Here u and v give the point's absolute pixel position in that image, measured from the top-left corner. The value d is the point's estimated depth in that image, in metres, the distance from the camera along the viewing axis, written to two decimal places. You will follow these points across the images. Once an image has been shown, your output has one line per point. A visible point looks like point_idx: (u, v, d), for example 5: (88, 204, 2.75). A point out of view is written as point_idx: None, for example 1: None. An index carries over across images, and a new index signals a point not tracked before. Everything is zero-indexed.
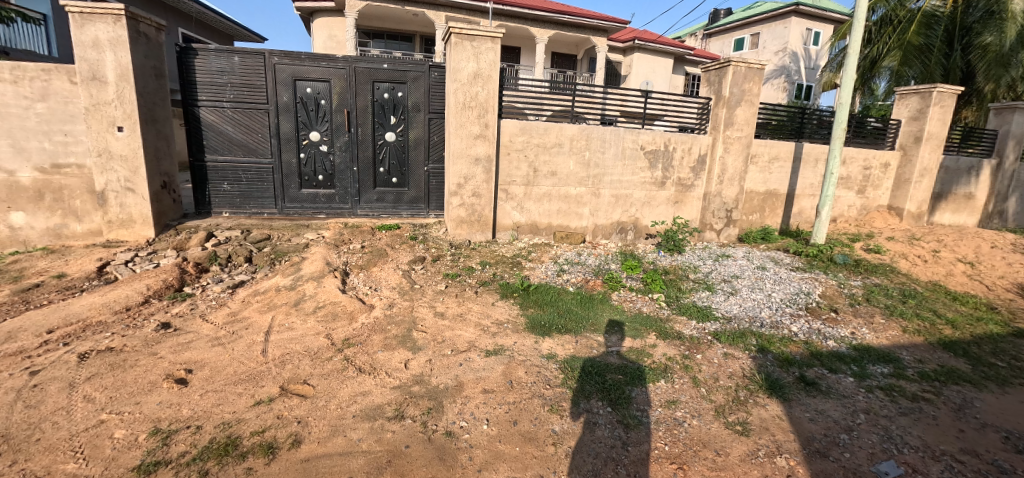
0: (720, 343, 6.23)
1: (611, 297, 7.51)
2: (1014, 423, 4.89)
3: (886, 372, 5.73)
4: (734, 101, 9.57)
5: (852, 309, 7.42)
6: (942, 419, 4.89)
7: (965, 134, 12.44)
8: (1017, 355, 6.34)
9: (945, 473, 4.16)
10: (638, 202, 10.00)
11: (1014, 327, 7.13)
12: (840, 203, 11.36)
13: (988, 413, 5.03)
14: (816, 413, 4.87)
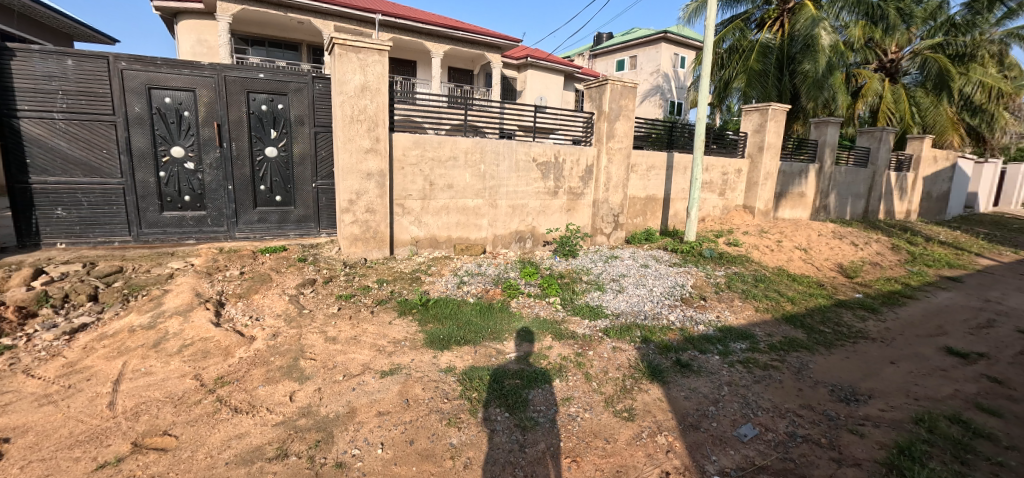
0: (608, 338, 5.25)
1: (509, 304, 6.02)
2: (842, 377, 4.58)
3: (743, 347, 5.15)
4: (614, 116, 8.22)
5: (713, 295, 6.61)
6: (786, 381, 4.48)
7: (798, 141, 11.19)
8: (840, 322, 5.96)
9: (792, 428, 3.76)
10: (533, 211, 8.27)
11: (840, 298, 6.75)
12: (706, 205, 9.96)
13: (820, 372, 4.67)
14: (689, 391, 4.25)
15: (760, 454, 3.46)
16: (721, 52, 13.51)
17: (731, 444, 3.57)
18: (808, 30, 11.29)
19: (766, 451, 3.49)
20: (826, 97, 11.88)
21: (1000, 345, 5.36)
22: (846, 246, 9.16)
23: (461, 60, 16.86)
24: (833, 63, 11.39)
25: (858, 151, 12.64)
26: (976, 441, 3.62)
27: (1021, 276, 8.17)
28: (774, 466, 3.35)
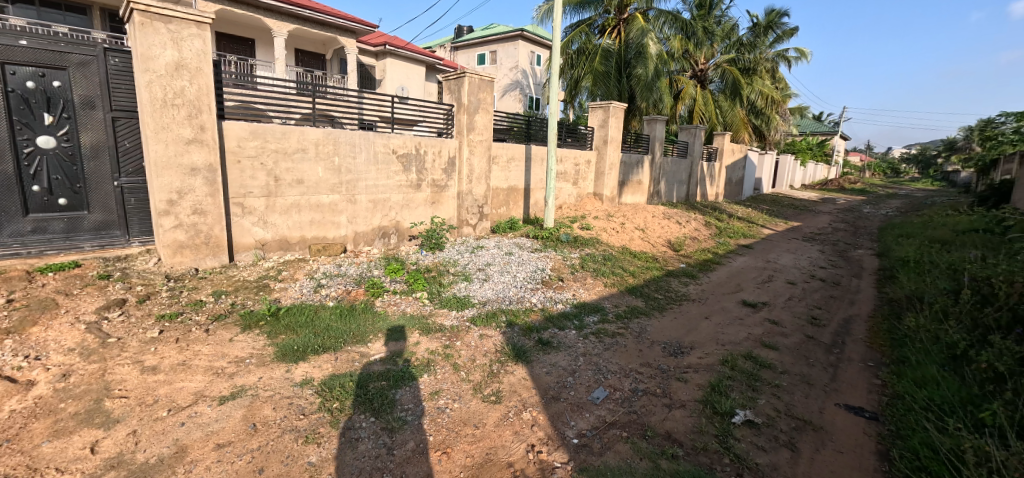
0: (476, 327, 4.71)
1: (373, 304, 5.07)
2: (679, 335, 4.64)
3: (595, 319, 5.00)
4: (474, 108, 7.52)
5: (569, 276, 6.24)
6: (630, 344, 4.43)
7: (636, 136, 10.97)
8: (670, 287, 6.05)
9: (638, 385, 3.72)
10: (397, 206, 7.08)
11: (672, 269, 6.77)
12: (561, 194, 9.24)
13: (657, 332, 4.72)
14: (551, 366, 3.99)
15: (610, 412, 3.35)
16: (569, 53, 13.06)
17: (587, 407, 3.41)
18: (639, 39, 11.72)
19: (616, 409, 3.38)
20: (656, 100, 12.35)
21: (782, 295, 5.59)
22: (686, 216, 9.93)
23: (313, 43, 14.33)
24: (660, 68, 11.95)
25: (679, 145, 12.66)
26: (761, 371, 3.85)
27: (791, 240, 8.81)
28: (622, 421, 3.25)
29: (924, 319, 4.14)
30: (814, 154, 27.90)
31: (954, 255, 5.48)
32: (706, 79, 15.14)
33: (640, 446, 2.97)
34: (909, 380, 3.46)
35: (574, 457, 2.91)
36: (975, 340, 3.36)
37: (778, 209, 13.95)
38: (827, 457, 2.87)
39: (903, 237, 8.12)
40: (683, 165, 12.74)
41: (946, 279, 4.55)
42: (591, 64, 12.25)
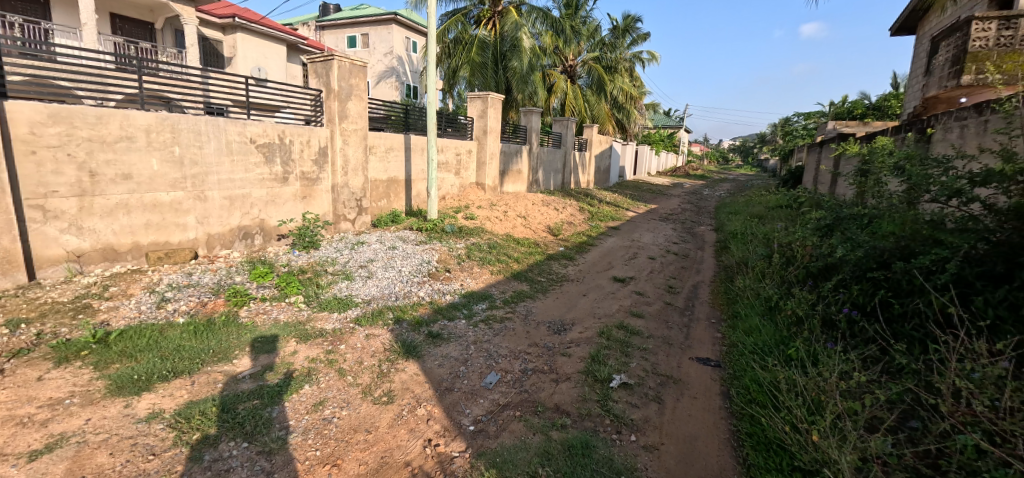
0: (361, 327, 4.54)
1: (236, 315, 4.54)
2: (560, 314, 5.03)
3: (484, 306, 5.20)
4: (346, 95, 7.12)
5: (456, 267, 6.37)
6: (518, 328, 4.67)
7: (513, 127, 11.39)
8: (550, 270, 6.50)
9: (527, 366, 3.91)
10: (260, 203, 6.39)
11: (552, 252, 7.28)
12: (443, 184, 9.24)
13: (542, 312, 5.07)
14: (443, 358, 4.00)
15: (503, 395, 3.47)
16: (446, 42, 12.98)
17: (480, 393, 3.49)
18: (513, 33, 12.11)
19: (509, 391, 3.52)
20: (531, 92, 12.92)
21: (645, 270, 6.36)
22: (561, 203, 10.62)
23: (137, 7, 12.30)
24: (533, 62, 12.48)
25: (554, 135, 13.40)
26: (631, 338, 4.35)
27: (650, 219, 10.04)
28: (514, 402, 3.38)
29: (748, 278, 5.03)
30: (665, 144, 31.47)
31: (766, 226, 6.73)
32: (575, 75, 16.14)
33: (533, 422, 3.13)
34: (740, 331, 4.15)
35: (471, 443, 2.97)
36: (783, 293, 4.14)
37: (638, 193, 15.56)
38: (685, 404, 3.32)
39: (734, 213, 9.71)
40: (558, 155, 13.56)
41: (761, 246, 5.57)
42: (468, 55, 12.34)
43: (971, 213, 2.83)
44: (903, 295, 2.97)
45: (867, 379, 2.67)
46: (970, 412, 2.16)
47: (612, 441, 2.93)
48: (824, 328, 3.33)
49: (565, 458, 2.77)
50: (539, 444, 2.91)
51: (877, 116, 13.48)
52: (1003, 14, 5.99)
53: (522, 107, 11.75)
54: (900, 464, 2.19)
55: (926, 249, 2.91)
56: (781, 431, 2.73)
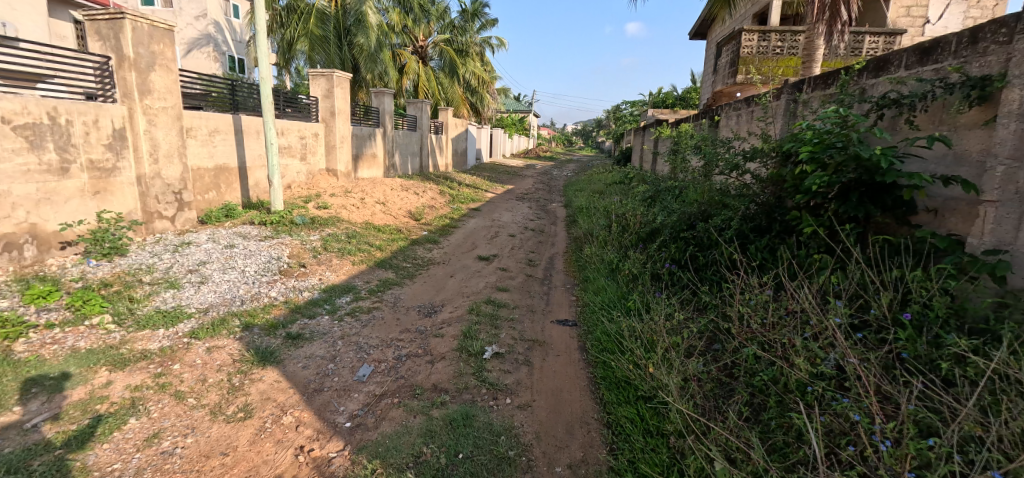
0: (198, 342, 3.29)
1: (7, 352, 2.98)
2: (430, 296, 4.35)
3: (348, 298, 4.16)
4: (149, 64, 5.11)
5: (312, 260, 5.04)
6: (388, 313, 3.92)
7: (364, 108, 10.29)
8: (416, 254, 5.65)
9: (404, 353, 3.26)
10: (27, 201, 4.16)
11: (420, 238, 6.42)
12: (288, 171, 7.83)
13: (410, 298, 4.28)
14: (307, 359, 3.14)
15: (380, 385, 2.87)
16: (277, 10, 11.75)
17: (354, 388, 2.84)
18: (357, 6, 11.17)
19: (384, 381, 2.91)
20: (381, 72, 12.48)
21: (506, 247, 6.44)
22: (420, 187, 10.27)
23: None
24: (381, 41, 12.08)
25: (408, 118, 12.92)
26: (501, 309, 3.99)
27: (508, 200, 10.62)
28: (392, 390, 2.82)
29: (594, 246, 5.47)
30: (516, 129, 32.79)
31: (607, 202, 7.47)
32: (427, 57, 16.04)
33: (412, 405, 2.65)
34: (590, 292, 4.28)
35: (349, 440, 2.40)
36: (621, 256, 4.62)
37: (496, 175, 15.98)
38: (551, 363, 3.11)
39: (578, 190, 10.76)
40: (414, 139, 13.23)
41: (603, 218, 6.37)
42: (306, 25, 11.17)
43: (745, 182, 3.69)
44: (704, 248, 3.67)
45: (686, 316, 2.92)
46: (748, 329, 2.40)
47: (490, 408, 2.63)
48: (654, 282, 3.82)
49: (448, 432, 2.40)
50: (421, 427, 2.46)
51: (684, 105, 15.94)
52: (762, 28, 7.63)
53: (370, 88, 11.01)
54: (706, 376, 2.32)
55: (719, 212, 3.66)
56: (626, 370, 2.72)
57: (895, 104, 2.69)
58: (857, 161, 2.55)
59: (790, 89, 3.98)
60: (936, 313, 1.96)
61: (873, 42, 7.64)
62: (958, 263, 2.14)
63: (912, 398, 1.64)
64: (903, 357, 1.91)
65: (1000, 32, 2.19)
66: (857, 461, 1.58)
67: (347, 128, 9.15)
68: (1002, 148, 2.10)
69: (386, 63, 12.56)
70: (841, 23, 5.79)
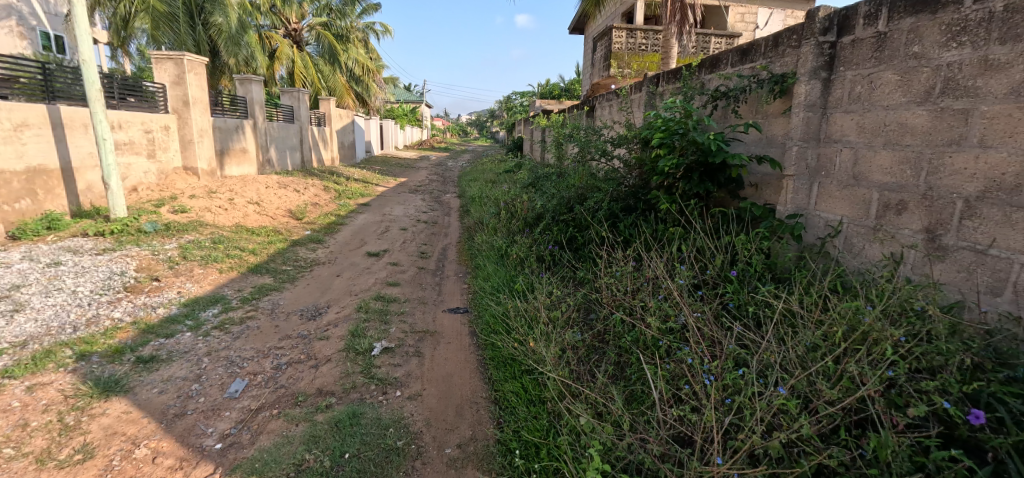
0: (13, 380, 2.73)
1: None
2: (312, 299, 4.14)
3: (215, 311, 3.77)
4: None
5: (168, 273, 4.47)
6: (262, 322, 3.63)
7: (230, 97, 9.23)
8: (297, 256, 5.31)
9: (282, 362, 3.07)
10: None
11: (298, 239, 5.98)
12: (132, 171, 6.82)
13: (288, 302, 4.04)
14: (164, 383, 2.79)
15: (256, 399, 2.66)
16: None
17: (225, 406, 2.59)
18: None
19: (262, 393, 2.71)
20: (246, 56, 11.28)
21: (397, 241, 6.06)
22: (301, 184, 9.33)
23: None
24: (244, 21, 10.83)
25: (285, 109, 11.63)
26: (390, 305, 3.92)
27: (401, 192, 10.29)
28: (271, 402, 2.64)
29: (484, 234, 5.29)
30: (408, 119, 31.74)
31: (498, 191, 7.51)
32: (303, 41, 14.79)
33: (294, 414, 2.51)
34: (480, 279, 4.22)
35: (221, 462, 2.19)
36: (510, 242, 4.49)
37: (388, 168, 15.42)
38: (441, 351, 3.18)
39: (471, 180, 10.80)
40: (292, 131, 11.87)
41: (493, 207, 6.26)
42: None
43: (612, 166, 4.08)
44: (582, 228, 3.84)
45: (564, 291, 3.12)
46: (614, 297, 2.67)
47: (379, 403, 2.62)
48: (539, 264, 3.82)
49: (334, 434, 2.34)
50: (304, 433, 2.36)
51: (569, 96, 16.72)
52: (628, 26, 8.44)
53: (234, 75, 9.72)
54: (580, 344, 2.53)
55: (590, 194, 3.88)
56: (512, 348, 2.88)
57: (724, 96, 3.12)
58: (695, 146, 2.94)
59: (649, 81, 4.37)
60: (753, 269, 2.37)
61: (718, 44, 8.78)
62: (770, 226, 2.61)
63: (731, 340, 1.96)
64: (729, 306, 2.26)
65: (792, 38, 2.60)
66: (691, 396, 1.84)
67: (207, 120, 8.30)
68: (794, 134, 2.55)
69: (252, 46, 11.29)
70: (689, 26, 6.60)
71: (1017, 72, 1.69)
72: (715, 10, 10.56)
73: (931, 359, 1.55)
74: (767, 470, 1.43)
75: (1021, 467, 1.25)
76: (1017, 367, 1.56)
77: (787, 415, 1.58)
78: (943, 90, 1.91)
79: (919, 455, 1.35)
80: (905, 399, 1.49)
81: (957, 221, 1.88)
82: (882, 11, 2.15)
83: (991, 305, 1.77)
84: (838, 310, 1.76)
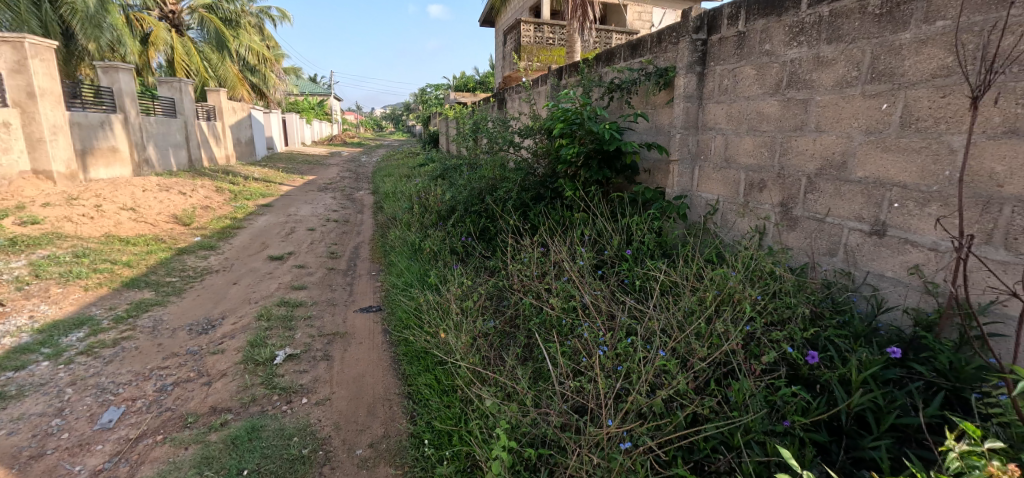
0: None
1: None
2: (202, 312, 3.81)
3: (81, 335, 3.36)
4: None
5: (16, 296, 3.88)
6: (141, 343, 3.30)
7: (90, 88, 8.07)
8: (183, 265, 4.83)
9: (167, 383, 2.83)
10: None
11: (184, 246, 5.40)
12: None
13: (173, 318, 3.70)
14: (15, 422, 2.46)
15: (135, 427, 2.44)
16: None
17: (96, 439, 2.35)
18: None
19: (142, 420, 2.49)
20: (111, 40, 9.92)
21: (303, 242, 5.68)
22: (188, 183, 8.36)
23: None
24: None
25: (164, 101, 10.26)
26: (294, 311, 3.72)
27: (308, 190, 9.71)
28: (154, 427, 2.43)
29: (396, 230, 5.08)
30: (315, 113, 29.89)
31: (412, 185, 7.30)
32: (184, 25, 13.20)
33: (182, 438, 2.34)
34: (392, 275, 4.08)
35: None
36: (423, 236, 4.32)
37: (292, 165, 14.45)
38: (352, 352, 3.11)
39: (384, 175, 10.45)
40: (176, 127, 10.53)
41: (406, 200, 6.00)
42: None
43: (520, 156, 4.18)
44: (493, 219, 3.88)
45: (476, 281, 3.17)
46: (523, 282, 2.77)
47: (282, 413, 2.52)
48: (452, 256, 3.75)
49: (230, 452, 2.22)
50: (194, 455, 2.21)
51: (483, 89, 16.70)
52: (536, 20, 8.66)
53: (96, 63, 8.49)
54: (491, 330, 2.60)
55: (500, 184, 3.92)
56: (424, 341, 2.88)
57: (617, 89, 3.32)
58: (592, 135, 3.11)
59: (553, 74, 4.49)
60: (646, 247, 2.59)
61: (619, 39, 9.27)
62: (661, 207, 2.85)
63: (623, 313, 2.13)
64: (624, 282, 2.45)
65: (672, 35, 2.85)
66: (588, 367, 1.97)
67: (61, 114, 7.21)
68: (676, 123, 2.80)
69: (117, 28, 9.95)
70: (591, 21, 6.89)
71: (840, 68, 1.99)
72: (615, 8, 11.11)
73: (781, 312, 1.83)
74: (649, 425, 1.59)
75: (843, 394, 1.52)
76: (846, 314, 1.87)
77: (668, 374, 1.76)
78: (789, 83, 2.20)
79: (771, 395, 1.58)
80: (762, 350, 1.74)
81: (803, 195, 2.19)
82: (741, 13, 2.42)
83: (829, 264, 2.10)
84: (711, 278, 2.03)
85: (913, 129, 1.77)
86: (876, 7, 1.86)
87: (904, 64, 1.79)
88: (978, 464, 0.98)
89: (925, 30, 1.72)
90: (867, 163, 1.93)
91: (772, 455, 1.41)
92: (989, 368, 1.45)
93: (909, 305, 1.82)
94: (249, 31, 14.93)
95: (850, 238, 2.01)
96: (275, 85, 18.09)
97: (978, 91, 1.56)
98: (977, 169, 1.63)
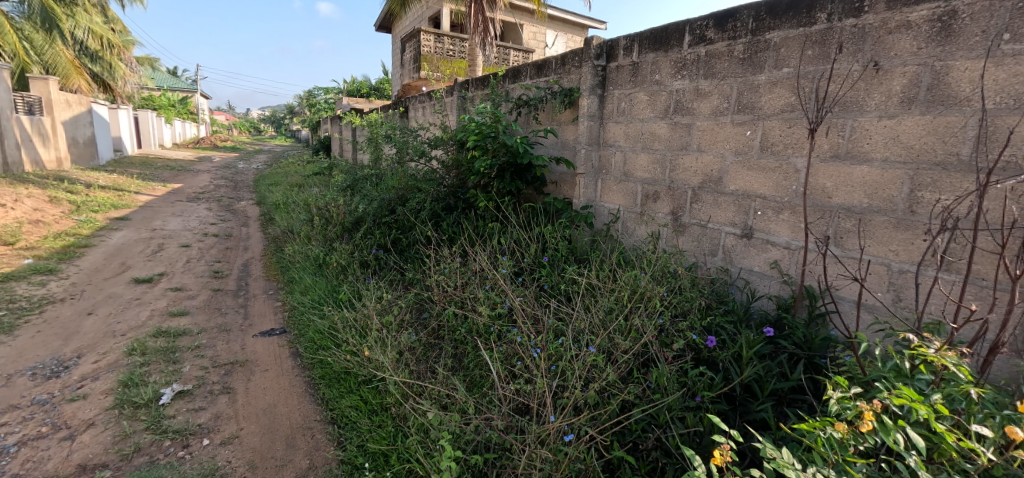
0: None
1: None
2: (47, 351, 3.19)
3: None
4: None
5: None
6: None
7: None
8: (10, 293, 3.94)
9: (10, 445, 2.33)
10: None
11: (8, 271, 4.38)
12: None
13: (5, 362, 3.03)
14: None
15: None
16: None
17: None
18: None
19: None
20: None
21: (177, 261, 5.01)
22: (7, 190, 6.76)
23: None
24: None
25: None
26: (177, 341, 3.29)
27: (172, 199, 8.53)
28: None
29: (294, 243, 4.75)
30: (174, 111, 26.05)
31: (306, 194, 6.83)
32: None
33: None
34: (296, 292, 3.83)
35: None
36: (327, 249, 4.11)
37: (145, 170, 12.51)
38: (257, 381, 2.88)
39: (269, 183, 9.60)
40: None
41: (303, 211, 5.60)
42: None
43: (430, 167, 4.20)
44: (404, 230, 3.85)
45: (394, 294, 3.14)
46: (445, 292, 2.84)
47: (179, 461, 2.25)
48: (364, 270, 3.64)
49: None
50: None
51: (377, 95, 16.08)
52: (436, 31, 8.65)
53: None
54: (416, 343, 2.61)
55: (411, 195, 3.91)
56: (345, 361, 2.80)
57: (526, 105, 3.52)
58: (505, 148, 3.26)
59: (460, 87, 4.58)
60: (561, 254, 2.84)
61: (516, 57, 9.64)
62: (570, 217, 3.15)
63: (550, 316, 2.31)
64: (545, 287, 2.66)
65: (574, 59, 3.13)
66: (523, 369, 2.10)
67: None
68: (581, 139, 3.09)
69: None
70: (493, 38, 7.10)
71: (714, 99, 2.39)
72: (511, 26, 11.51)
73: (682, 307, 2.16)
74: (588, 416, 1.77)
75: (737, 370, 1.87)
76: (728, 303, 2.27)
77: (596, 369, 1.97)
78: (675, 109, 2.58)
79: (682, 377, 1.88)
80: (671, 339, 2.05)
81: (689, 205, 2.58)
82: (635, 46, 2.77)
83: (711, 263, 2.51)
84: (624, 279, 2.33)
85: (769, 152, 2.20)
86: (740, 53, 2.28)
87: (761, 100, 2.22)
88: (849, 406, 1.31)
89: (776, 74, 2.16)
90: (737, 179, 2.34)
91: (691, 427, 1.70)
92: (832, 338, 1.89)
93: (773, 293, 2.26)
94: (88, 11, 12.36)
95: (727, 240, 2.43)
96: (124, 76, 15.44)
97: (813, 125, 2.00)
98: (815, 184, 2.08)
